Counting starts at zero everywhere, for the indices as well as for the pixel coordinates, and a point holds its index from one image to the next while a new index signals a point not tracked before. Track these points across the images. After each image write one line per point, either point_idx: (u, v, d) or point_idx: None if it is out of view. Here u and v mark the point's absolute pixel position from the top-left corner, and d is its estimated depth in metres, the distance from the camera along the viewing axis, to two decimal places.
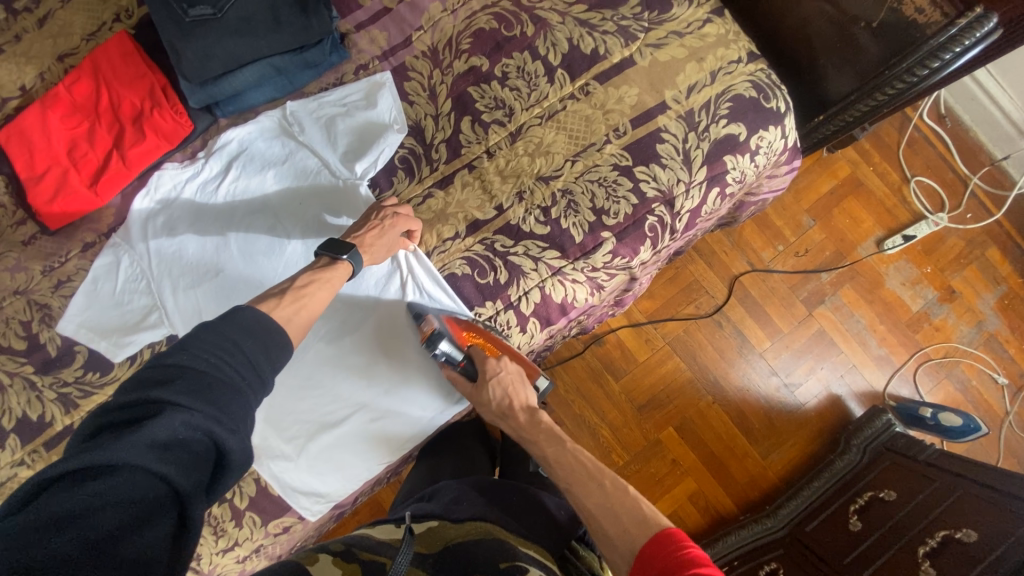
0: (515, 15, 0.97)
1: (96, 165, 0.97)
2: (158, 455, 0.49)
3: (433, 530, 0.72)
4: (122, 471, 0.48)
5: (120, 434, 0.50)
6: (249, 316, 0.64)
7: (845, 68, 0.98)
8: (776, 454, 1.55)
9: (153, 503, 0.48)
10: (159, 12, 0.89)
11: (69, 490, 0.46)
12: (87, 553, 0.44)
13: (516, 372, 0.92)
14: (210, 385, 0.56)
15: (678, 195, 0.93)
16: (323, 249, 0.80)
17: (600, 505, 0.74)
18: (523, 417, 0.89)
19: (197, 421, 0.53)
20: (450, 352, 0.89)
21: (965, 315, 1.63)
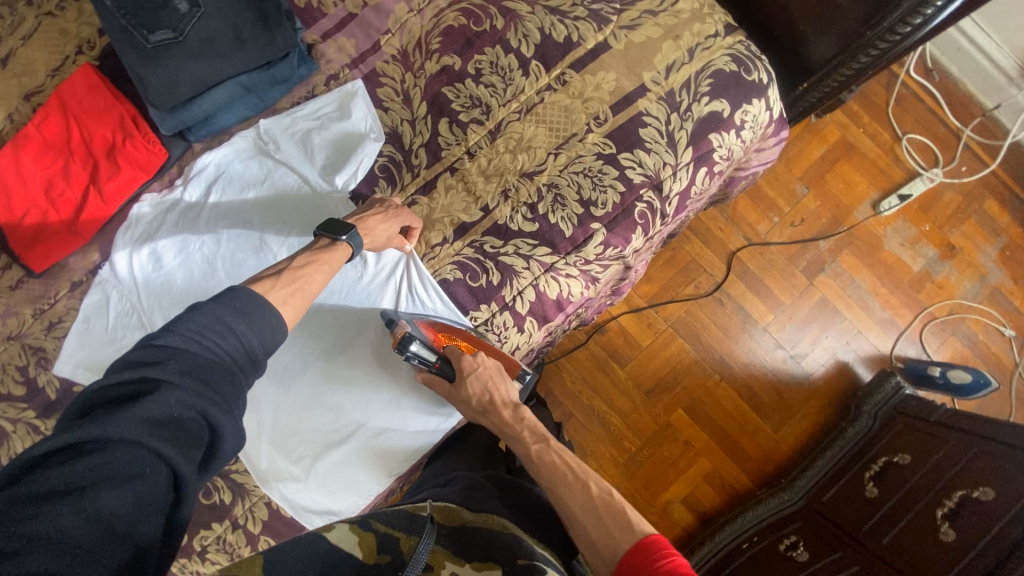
0: (483, 9, 0.94)
1: (74, 203, 0.95)
2: (153, 433, 0.53)
3: (452, 509, 0.74)
4: (120, 446, 0.51)
5: (117, 409, 0.53)
6: (243, 295, 0.65)
7: (823, 32, 0.95)
8: (787, 426, 1.55)
9: (150, 477, 0.52)
10: (120, 41, 0.86)
11: (71, 462, 0.49)
12: (91, 523, 0.48)
13: (494, 367, 0.88)
14: (204, 366, 0.59)
15: (666, 179, 0.92)
16: (322, 230, 0.81)
17: (582, 506, 0.72)
18: (507, 413, 0.86)
19: (190, 401, 0.56)
20: (423, 353, 0.86)
21: (967, 269, 1.61)
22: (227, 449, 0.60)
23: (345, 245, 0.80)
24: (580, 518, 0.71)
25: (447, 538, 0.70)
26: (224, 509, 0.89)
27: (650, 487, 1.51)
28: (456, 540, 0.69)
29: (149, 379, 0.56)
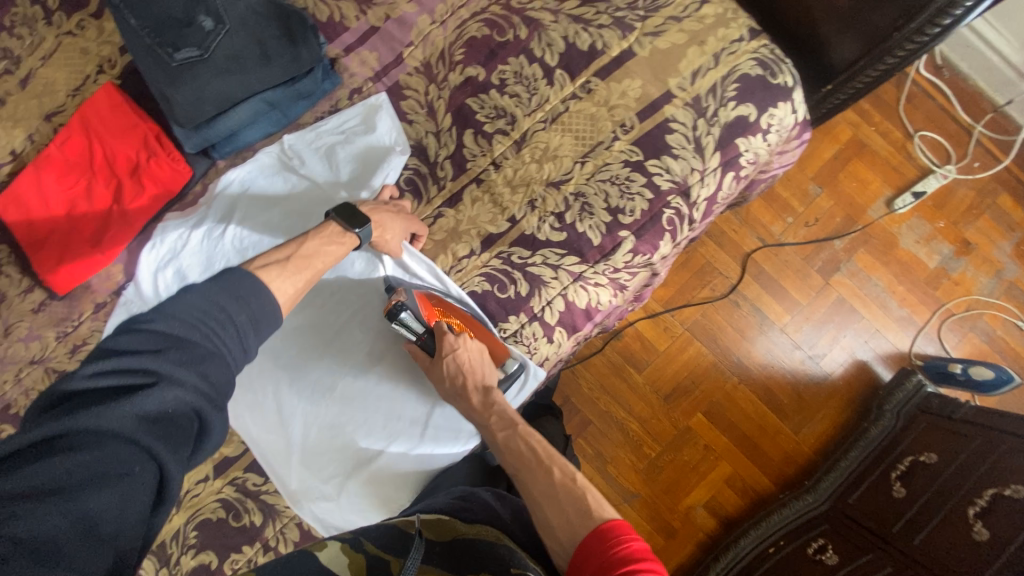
0: (506, 20, 0.94)
1: (97, 223, 0.94)
2: (143, 430, 0.52)
3: (445, 521, 0.71)
4: (109, 443, 0.50)
5: (108, 401, 0.52)
6: (245, 283, 0.65)
7: (847, 32, 0.95)
8: (808, 428, 1.53)
9: (138, 477, 0.50)
10: (145, 59, 0.86)
11: (56, 458, 0.48)
12: (76, 527, 0.46)
13: (477, 351, 0.84)
14: (204, 357, 0.58)
15: (694, 184, 0.91)
16: (335, 212, 0.81)
17: (543, 492, 0.71)
18: (476, 398, 0.83)
19: (187, 394, 0.56)
20: (411, 322, 0.84)
21: (983, 266, 1.60)
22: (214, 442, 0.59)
23: (353, 238, 0.80)
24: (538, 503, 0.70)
25: (437, 556, 0.67)
26: (255, 531, 0.87)
27: (670, 493, 1.49)
28: (447, 557, 0.66)
29: (145, 370, 0.55)
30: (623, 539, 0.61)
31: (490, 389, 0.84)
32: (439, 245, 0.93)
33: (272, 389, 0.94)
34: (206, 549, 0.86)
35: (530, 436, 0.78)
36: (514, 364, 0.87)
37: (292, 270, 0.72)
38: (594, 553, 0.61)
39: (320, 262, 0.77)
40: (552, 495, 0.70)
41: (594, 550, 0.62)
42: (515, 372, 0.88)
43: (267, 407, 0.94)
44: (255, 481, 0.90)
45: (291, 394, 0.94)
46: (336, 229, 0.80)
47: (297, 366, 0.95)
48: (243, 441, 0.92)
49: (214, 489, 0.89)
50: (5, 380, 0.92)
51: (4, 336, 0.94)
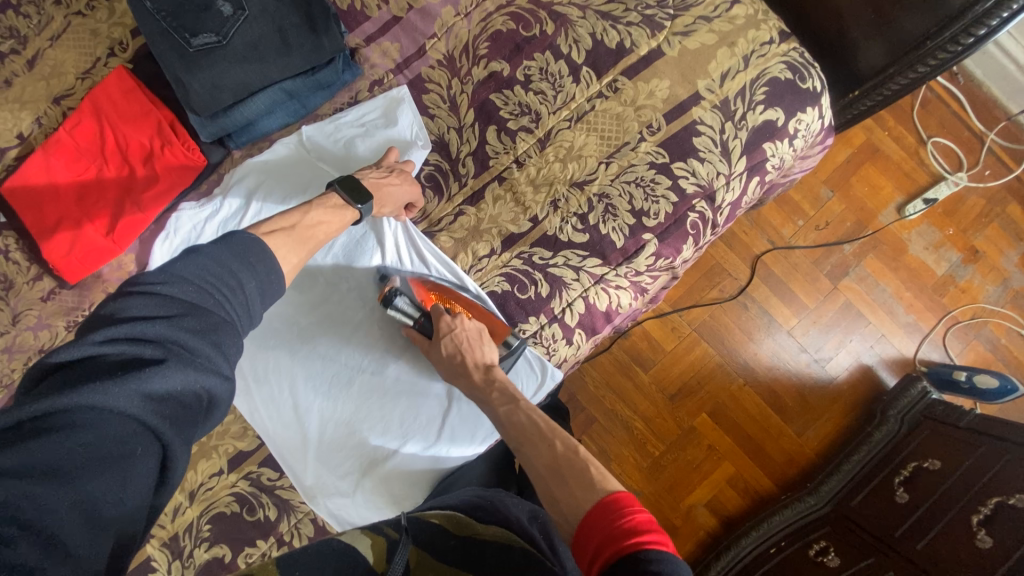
0: (533, 14, 0.92)
1: (107, 211, 0.92)
2: (150, 408, 0.49)
3: (462, 519, 0.67)
4: (113, 422, 0.47)
5: (113, 375, 0.48)
6: (258, 255, 0.64)
7: (877, 39, 0.94)
8: (811, 430, 1.54)
9: (144, 457, 0.48)
10: (159, 44, 0.83)
11: (53, 437, 0.44)
12: (78, 512, 0.43)
13: (474, 331, 0.84)
14: (217, 326, 0.57)
15: (719, 189, 0.90)
16: (339, 184, 0.81)
17: (547, 465, 0.70)
18: (478, 375, 0.81)
19: (198, 366, 0.54)
20: (408, 310, 0.86)
21: (990, 274, 1.60)
22: (217, 416, 0.58)
23: (355, 212, 0.80)
24: (543, 477, 0.69)
25: (452, 553, 0.62)
26: (269, 525, 0.87)
27: (673, 491, 1.49)
28: (462, 555, 0.61)
29: (154, 340, 0.52)
30: (628, 511, 0.58)
31: (490, 364, 0.82)
32: (459, 244, 0.92)
33: (288, 384, 0.93)
34: (218, 544, 0.86)
35: (533, 411, 0.77)
36: (514, 341, 0.86)
37: (297, 239, 0.71)
38: (599, 526, 0.58)
39: (322, 233, 0.76)
40: (556, 469, 0.68)
41: (596, 524, 0.59)
42: (516, 349, 0.86)
43: (282, 404, 0.92)
44: (270, 476, 0.90)
45: (307, 389, 0.93)
46: (339, 202, 0.80)
47: (315, 361, 0.94)
48: (258, 435, 0.91)
49: (228, 483, 0.89)
50: (13, 370, 0.91)
51: (13, 325, 0.92)
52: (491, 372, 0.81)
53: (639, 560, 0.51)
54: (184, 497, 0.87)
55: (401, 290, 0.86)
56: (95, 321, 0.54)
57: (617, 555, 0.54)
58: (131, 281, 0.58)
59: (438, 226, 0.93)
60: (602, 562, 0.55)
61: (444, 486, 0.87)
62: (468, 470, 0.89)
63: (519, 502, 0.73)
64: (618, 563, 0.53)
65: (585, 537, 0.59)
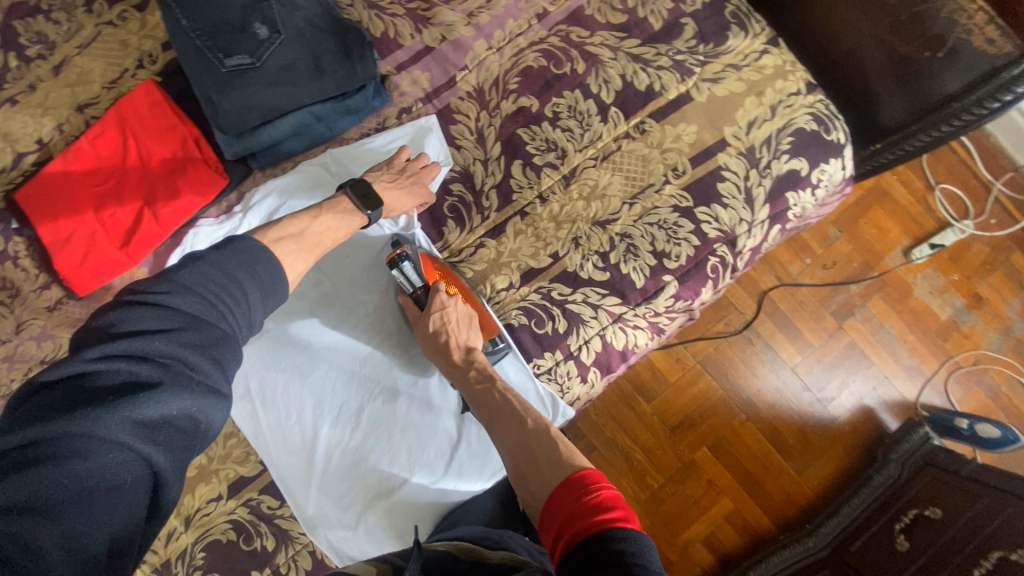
0: (565, 52, 0.93)
1: (125, 224, 0.90)
2: (144, 432, 0.45)
3: (468, 544, 0.59)
4: (102, 449, 0.43)
5: (105, 398, 0.45)
6: (263, 265, 0.62)
7: (899, 95, 0.96)
8: (811, 470, 1.47)
9: (134, 488, 0.44)
10: (194, 62, 0.84)
11: (40, 468, 0.40)
12: (64, 552, 0.39)
13: (465, 314, 0.84)
14: (218, 341, 0.55)
15: (741, 235, 0.90)
16: (351, 188, 0.81)
17: (515, 443, 0.71)
18: (457, 356, 0.82)
19: (196, 387, 0.50)
20: (411, 277, 0.85)
21: (993, 321, 1.57)
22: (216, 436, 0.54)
23: (364, 218, 0.80)
24: (512, 455, 0.70)
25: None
26: (266, 556, 0.85)
27: (669, 527, 1.41)
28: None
29: (152, 357, 0.50)
30: (594, 487, 0.57)
31: (472, 349, 0.83)
32: (478, 275, 0.91)
33: (296, 409, 0.91)
34: (212, 573, 0.84)
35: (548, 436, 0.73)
36: (501, 341, 0.86)
37: (304, 246, 0.71)
38: (563, 505, 0.57)
39: (331, 239, 0.76)
40: (524, 446, 0.70)
41: (563, 499, 0.58)
42: (501, 349, 0.86)
43: (290, 428, 0.90)
44: (270, 504, 0.87)
45: (315, 416, 0.91)
46: (349, 206, 0.80)
47: (323, 386, 0.92)
48: (262, 460, 0.89)
49: (226, 509, 0.87)
50: (13, 379, 0.89)
51: (15, 334, 0.90)
52: (473, 354, 0.82)
53: (603, 540, 0.50)
54: (181, 521, 0.85)
55: (411, 257, 0.85)
56: (91, 334, 0.51)
57: (581, 532, 0.52)
58: (132, 291, 0.55)
59: (458, 256, 0.92)
60: (565, 541, 0.53)
61: (451, 522, 0.83)
62: (474, 504, 0.86)
63: (526, 542, 0.66)
64: (580, 543, 0.51)
65: (550, 512, 0.58)
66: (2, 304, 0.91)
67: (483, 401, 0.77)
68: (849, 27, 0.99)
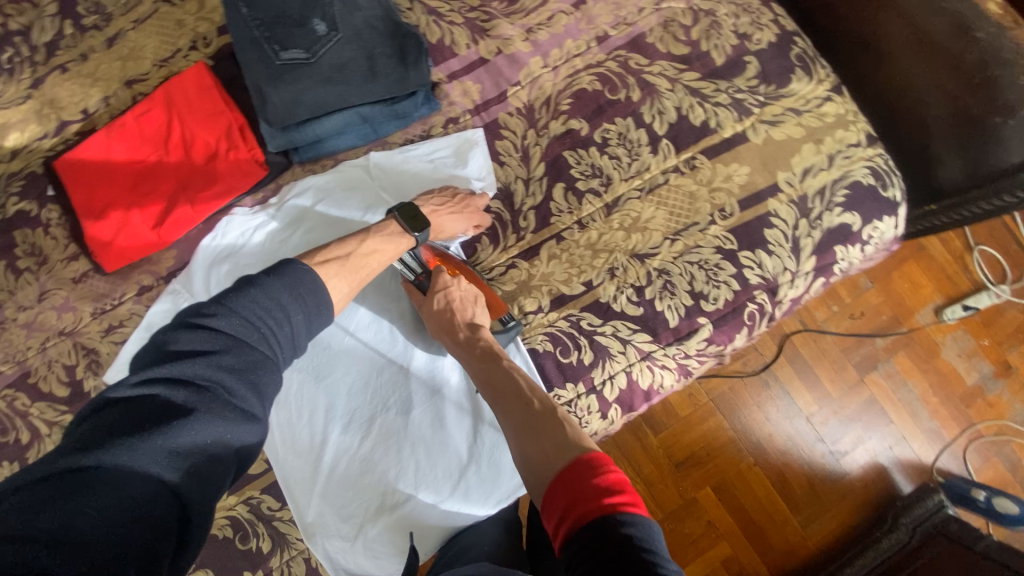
0: (621, 78, 0.91)
1: (159, 204, 0.89)
2: (180, 459, 0.44)
3: None
4: (135, 478, 0.42)
5: (143, 426, 0.44)
6: (310, 288, 0.60)
7: (957, 156, 0.93)
8: (816, 523, 1.42)
9: (167, 515, 0.42)
10: (249, 52, 0.84)
11: (72, 498, 0.39)
12: None
13: (470, 293, 0.82)
14: (256, 364, 0.53)
15: (783, 284, 0.87)
16: (400, 211, 0.80)
17: (522, 424, 0.66)
18: (462, 333, 0.80)
19: (231, 413, 0.49)
20: (411, 263, 0.86)
21: (1021, 392, 1.50)
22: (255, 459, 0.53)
23: (411, 240, 0.80)
24: (517, 434, 0.66)
25: None
26: (260, 558, 0.84)
27: None
28: None
29: (193, 378, 0.49)
30: (603, 470, 0.53)
31: (478, 326, 0.80)
32: (507, 296, 0.88)
33: (307, 411, 0.89)
34: (206, 569, 0.83)
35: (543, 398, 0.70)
36: (511, 320, 0.83)
37: (348, 270, 0.71)
38: (569, 486, 0.54)
39: (376, 261, 0.76)
40: (529, 426, 0.65)
41: (570, 481, 0.54)
42: (512, 327, 0.83)
43: (299, 430, 0.88)
44: (271, 505, 0.86)
45: (326, 420, 0.89)
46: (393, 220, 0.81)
47: (338, 390, 0.90)
48: (267, 459, 0.88)
49: (227, 504, 0.85)
50: (30, 347, 0.89)
51: (38, 302, 0.90)
52: (477, 333, 0.79)
53: (615, 525, 0.47)
54: None
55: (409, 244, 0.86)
56: (146, 355, 0.51)
57: (590, 515, 0.50)
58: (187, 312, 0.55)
59: (488, 274, 0.90)
60: (572, 522, 0.50)
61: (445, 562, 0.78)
62: (479, 533, 0.82)
63: None
64: (591, 524, 0.49)
65: (554, 496, 0.54)
66: (28, 270, 0.90)
67: (487, 391, 0.74)
68: (913, 81, 0.95)
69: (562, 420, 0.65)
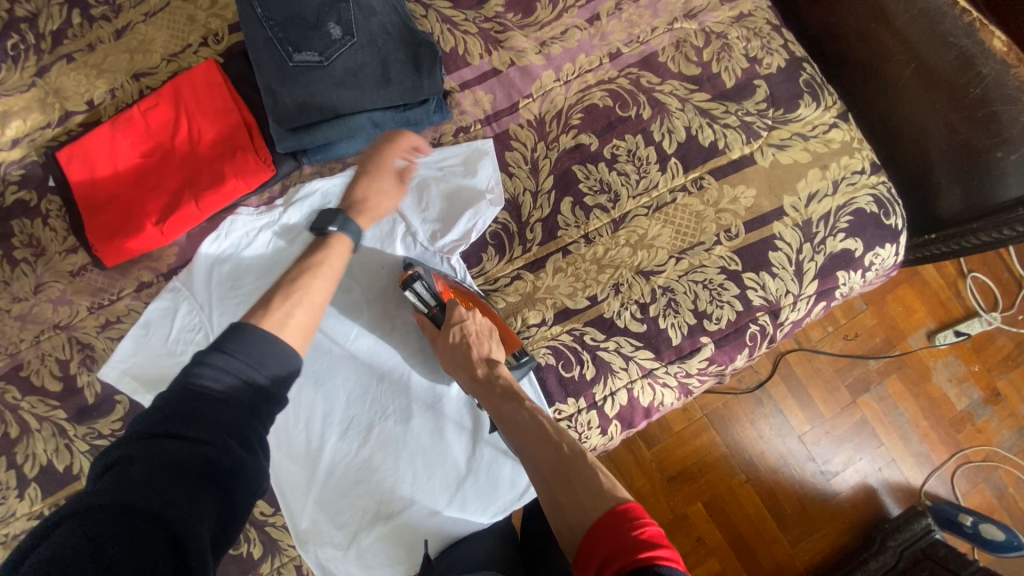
0: (632, 95, 0.92)
1: (163, 200, 0.88)
2: (158, 501, 0.44)
3: None
4: (118, 524, 0.42)
5: (124, 475, 0.45)
6: (256, 331, 0.57)
7: (957, 187, 0.94)
8: (805, 542, 1.42)
9: (155, 550, 0.42)
10: (263, 53, 0.84)
11: (57, 543, 0.40)
12: None
13: (485, 326, 0.83)
14: (227, 406, 0.52)
15: (785, 306, 0.88)
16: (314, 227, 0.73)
17: (554, 471, 0.66)
18: (480, 370, 0.79)
19: (199, 450, 0.49)
20: (424, 296, 0.84)
21: (1008, 419, 1.52)
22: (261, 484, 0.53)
23: (339, 236, 0.73)
24: (549, 484, 0.66)
25: None
26: (250, 563, 0.82)
27: None
28: None
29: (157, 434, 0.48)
30: (639, 523, 0.55)
31: (495, 361, 0.80)
32: (511, 308, 0.88)
33: (304, 417, 0.87)
34: None
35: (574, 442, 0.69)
36: (525, 355, 0.84)
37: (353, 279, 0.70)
38: (606, 540, 0.56)
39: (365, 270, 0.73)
40: (562, 472, 0.65)
41: (606, 533, 0.56)
42: (525, 362, 0.83)
43: (296, 436, 0.87)
44: (264, 511, 0.84)
45: (323, 426, 0.87)
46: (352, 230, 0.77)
47: (337, 396, 0.88)
48: None
49: None
50: (22, 339, 0.87)
51: (33, 294, 0.88)
52: (495, 369, 0.79)
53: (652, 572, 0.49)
54: None
55: (421, 275, 0.85)
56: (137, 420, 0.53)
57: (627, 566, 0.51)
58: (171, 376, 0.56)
59: (493, 285, 0.89)
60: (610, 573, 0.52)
61: (441, 569, 0.77)
62: (475, 544, 0.81)
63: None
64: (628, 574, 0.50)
65: (591, 548, 0.56)
66: (24, 261, 0.89)
67: (512, 428, 0.74)
68: (916, 112, 0.97)
69: (592, 465, 0.65)
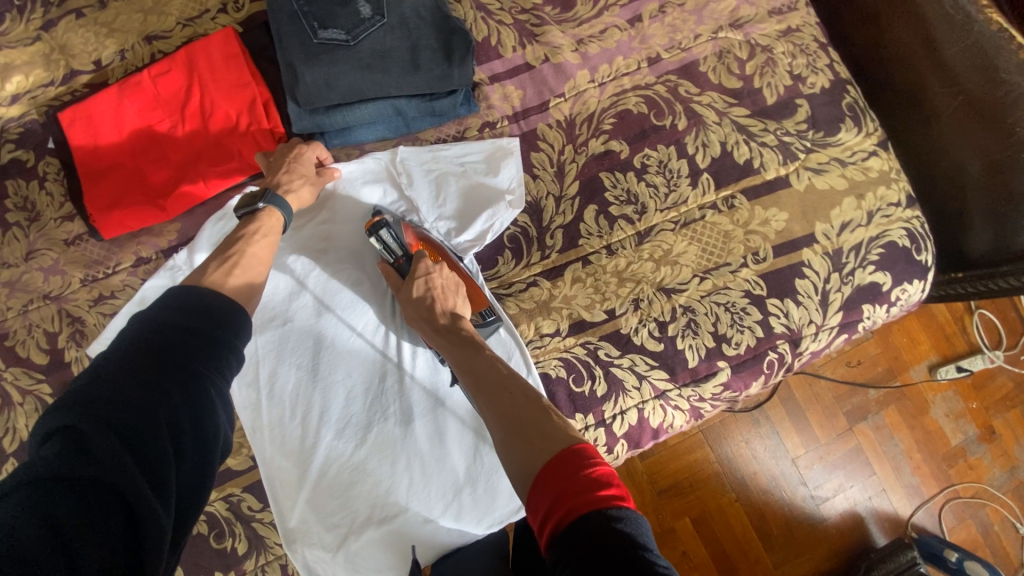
0: (668, 104, 0.88)
1: (169, 173, 0.84)
2: (111, 477, 0.43)
3: None
4: (63, 501, 0.41)
5: (58, 447, 0.43)
6: (200, 299, 0.56)
7: (988, 228, 0.92)
8: (788, 566, 1.41)
9: (109, 520, 0.41)
10: (286, 26, 0.79)
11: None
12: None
13: (452, 281, 0.79)
14: (165, 368, 0.50)
15: (806, 336, 0.85)
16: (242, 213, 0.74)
17: (503, 416, 0.62)
18: (444, 321, 0.76)
19: (143, 416, 0.47)
20: (391, 245, 0.80)
21: (1001, 458, 1.51)
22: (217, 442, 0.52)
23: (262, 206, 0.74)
24: (504, 428, 0.60)
25: None
26: (234, 559, 0.80)
27: None
28: None
29: (109, 405, 0.46)
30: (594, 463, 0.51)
31: (461, 316, 0.77)
32: (524, 315, 0.85)
33: (300, 413, 0.83)
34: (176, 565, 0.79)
35: (530, 392, 0.64)
36: (490, 313, 0.81)
37: None
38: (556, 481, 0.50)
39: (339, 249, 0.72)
40: (515, 418, 0.60)
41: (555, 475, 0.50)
42: (491, 321, 0.81)
43: (290, 429, 0.83)
44: (251, 506, 0.82)
45: (319, 422, 0.84)
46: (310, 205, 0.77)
47: (336, 392, 0.85)
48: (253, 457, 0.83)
49: None
50: (9, 307, 0.82)
51: (24, 261, 0.83)
52: (458, 321, 0.76)
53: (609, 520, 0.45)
54: None
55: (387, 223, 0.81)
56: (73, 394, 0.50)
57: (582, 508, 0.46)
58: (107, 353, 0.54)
59: (507, 289, 0.86)
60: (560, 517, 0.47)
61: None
62: (466, 558, 0.78)
63: None
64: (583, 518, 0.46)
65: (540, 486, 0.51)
66: (18, 225, 0.84)
67: (469, 380, 0.69)
68: (954, 145, 0.94)
69: (548, 412, 0.60)
